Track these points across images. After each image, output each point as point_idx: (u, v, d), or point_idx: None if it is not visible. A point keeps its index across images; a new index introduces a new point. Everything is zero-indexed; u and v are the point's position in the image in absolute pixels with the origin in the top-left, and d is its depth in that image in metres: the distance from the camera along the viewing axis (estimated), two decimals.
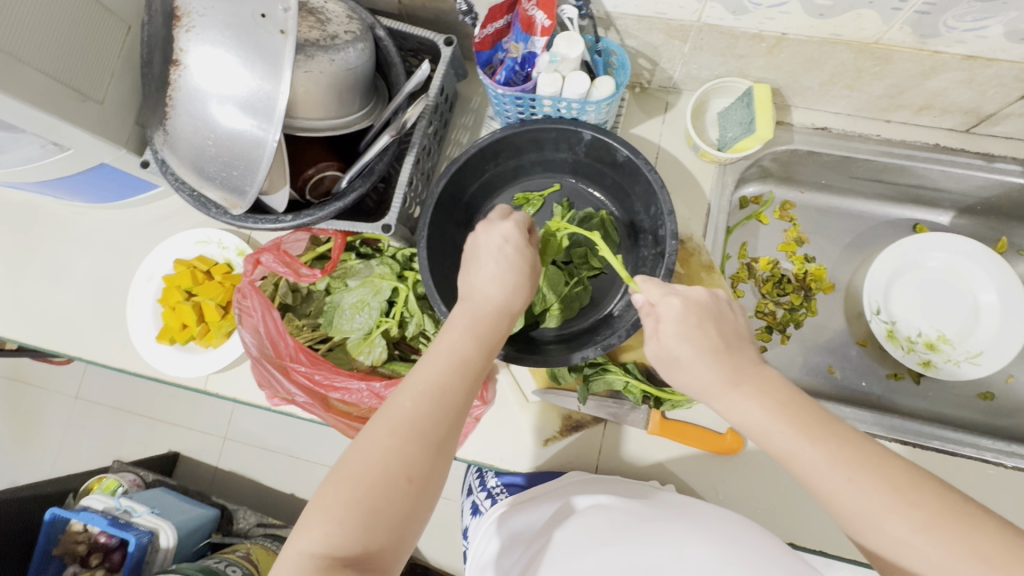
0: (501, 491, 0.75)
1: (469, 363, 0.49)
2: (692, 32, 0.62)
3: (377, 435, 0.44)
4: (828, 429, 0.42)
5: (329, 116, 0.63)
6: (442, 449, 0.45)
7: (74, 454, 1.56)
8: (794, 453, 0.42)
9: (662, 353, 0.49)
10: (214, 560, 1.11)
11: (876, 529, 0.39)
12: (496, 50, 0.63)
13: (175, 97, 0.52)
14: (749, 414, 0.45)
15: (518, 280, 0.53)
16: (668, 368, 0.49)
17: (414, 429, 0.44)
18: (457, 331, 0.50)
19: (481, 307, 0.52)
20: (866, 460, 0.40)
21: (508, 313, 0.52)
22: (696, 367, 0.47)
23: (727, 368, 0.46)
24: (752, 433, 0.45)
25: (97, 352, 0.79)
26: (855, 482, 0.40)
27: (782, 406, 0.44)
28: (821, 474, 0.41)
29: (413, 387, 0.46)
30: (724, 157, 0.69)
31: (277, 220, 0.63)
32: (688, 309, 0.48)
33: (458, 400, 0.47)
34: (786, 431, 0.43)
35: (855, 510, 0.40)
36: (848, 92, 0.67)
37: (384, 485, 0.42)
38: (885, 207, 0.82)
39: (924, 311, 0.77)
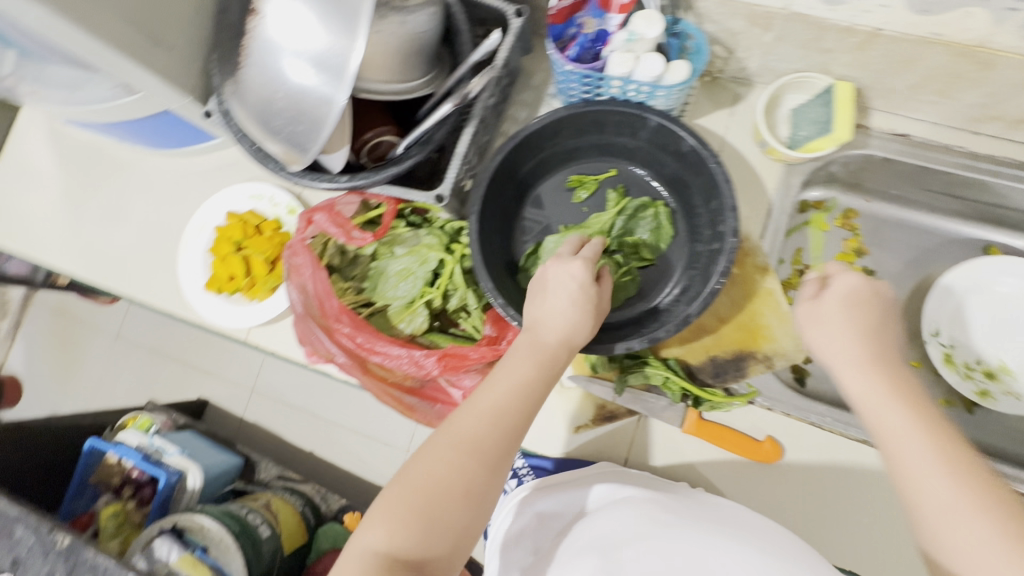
0: (527, 473, 0.69)
1: (530, 389, 0.50)
2: (778, 21, 0.59)
3: (438, 448, 0.46)
4: (947, 433, 0.45)
5: (393, 79, 0.62)
6: (497, 470, 0.46)
7: (111, 391, 1.63)
8: (895, 433, 0.46)
9: (809, 307, 0.57)
10: (238, 505, 1.15)
11: (955, 528, 0.41)
12: (569, 25, 0.61)
13: (252, 46, 0.52)
14: (869, 392, 0.49)
15: (578, 312, 0.54)
16: (812, 323, 0.56)
17: (477, 448, 0.46)
18: (519, 358, 0.51)
19: (543, 337, 0.53)
20: (972, 471, 0.43)
21: (570, 343, 0.53)
22: (834, 322, 0.54)
23: (854, 324, 0.54)
24: (861, 403, 0.49)
25: (148, 295, 0.81)
26: (952, 481, 0.42)
27: (911, 398, 0.48)
28: (918, 458, 0.44)
29: (474, 406, 0.48)
30: (793, 156, 0.66)
31: (333, 180, 0.63)
32: (863, 294, 0.55)
33: (518, 425, 0.48)
34: (905, 418, 0.46)
35: (931, 508, 0.42)
36: (937, 98, 0.63)
37: (444, 500, 0.44)
38: (956, 225, 0.77)
39: (987, 337, 0.73)
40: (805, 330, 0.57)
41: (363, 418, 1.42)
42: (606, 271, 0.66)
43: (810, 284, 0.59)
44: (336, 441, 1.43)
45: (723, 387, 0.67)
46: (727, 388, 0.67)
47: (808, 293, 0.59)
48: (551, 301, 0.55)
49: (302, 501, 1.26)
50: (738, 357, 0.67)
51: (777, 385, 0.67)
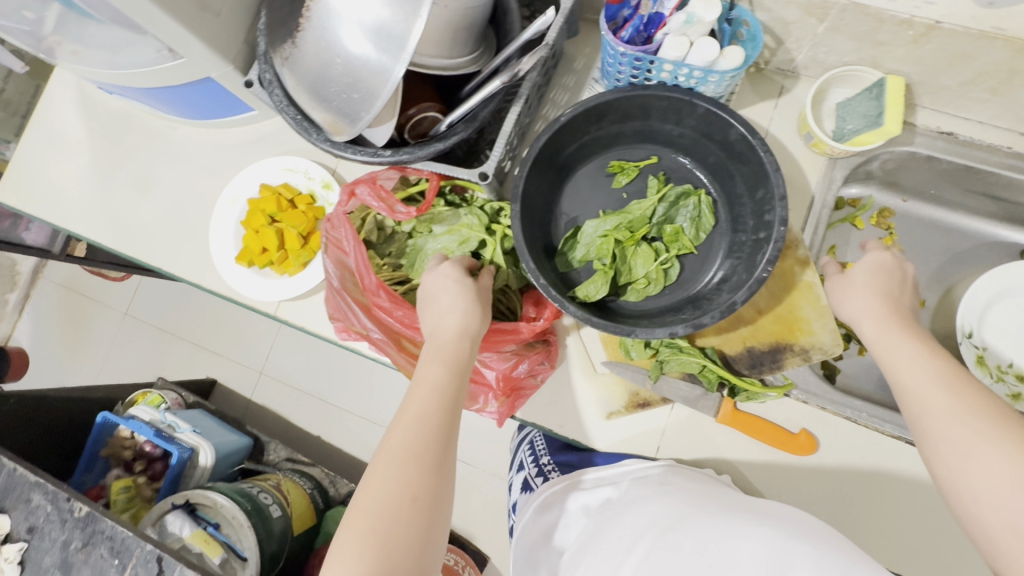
0: (553, 468, 0.79)
1: (446, 388, 0.54)
2: (834, 11, 0.59)
3: (380, 469, 0.49)
4: (964, 380, 0.50)
5: (442, 55, 0.62)
6: (439, 469, 0.49)
7: (119, 367, 1.62)
8: (908, 383, 0.52)
9: (835, 279, 0.64)
10: (249, 484, 1.15)
11: (965, 455, 0.45)
12: (623, 6, 0.61)
13: (311, 10, 0.52)
14: (885, 348, 0.55)
15: (469, 304, 0.59)
16: (838, 292, 0.62)
17: (409, 455, 0.49)
18: (431, 362, 0.55)
19: (439, 338, 0.57)
20: (988, 407, 0.47)
21: (472, 337, 0.58)
22: (854, 289, 0.61)
23: (868, 289, 0.60)
24: (881, 360, 0.55)
25: (176, 265, 0.81)
26: (964, 415, 0.47)
27: (928, 351, 0.53)
28: (930, 400, 0.49)
29: (403, 419, 0.52)
30: (839, 149, 0.65)
31: (375, 153, 0.62)
32: (884, 267, 0.61)
33: (444, 421, 0.52)
34: (920, 368, 0.51)
35: (946, 439, 0.47)
36: (987, 96, 0.63)
37: (390, 513, 0.46)
38: (992, 228, 0.77)
39: (1020, 341, 0.73)
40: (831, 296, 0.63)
41: (373, 404, 1.42)
42: (646, 259, 0.67)
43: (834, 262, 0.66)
44: (346, 426, 1.43)
45: (758, 379, 0.67)
46: (763, 379, 0.66)
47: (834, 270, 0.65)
48: (445, 305, 0.59)
49: (312, 484, 1.26)
50: (775, 349, 0.66)
51: (814, 379, 0.66)
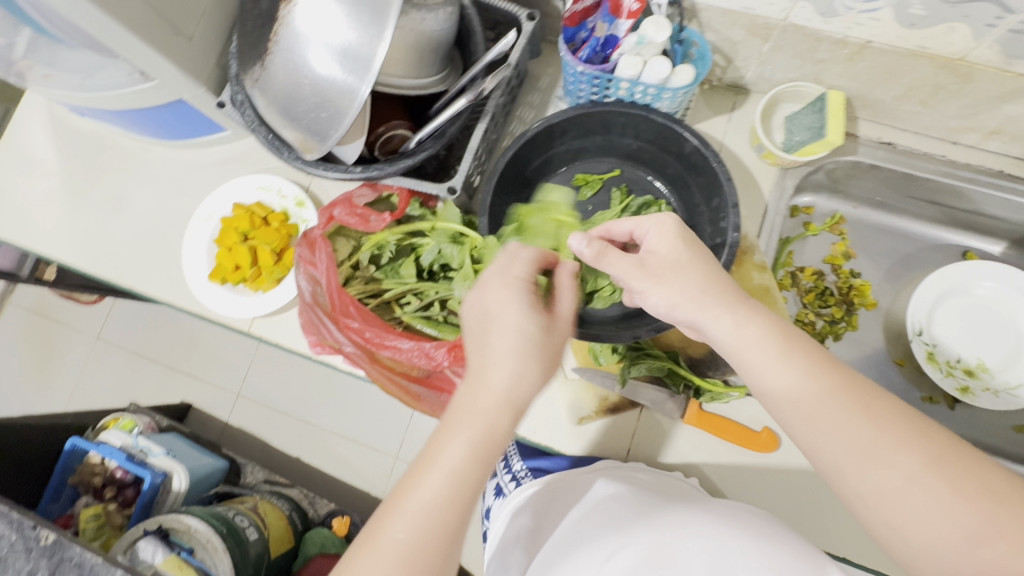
0: (525, 474, 0.77)
1: (467, 477, 0.43)
2: (776, 32, 0.63)
3: (365, 567, 0.40)
4: (851, 387, 0.41)
5: (410, 74, 0.65)
6: (444, 560, 0.42)
7: (91, 394, 1.58)
8: (817, 417, 0.41)
9: (640, 278, 0.50)
10: (223, 507, 1.12)
11: (896, 506, 0.37)
12: (580, 28, 0.64)
13: (279, 34, 0.54)
14: (760, 363, 0.44)
15: (544, 368, 0.48)
16: (657, 286, 0.49)
17: (413, 550, 0.41)
18: (456, 436, 0.44)
19: (477, 405, 0.45)
20: (898, 421, 0.39)
21: (516, 410, 0.46)
22: (674, 282, 0.49)
23: (691, 287, 0.48)
24: (747, 371, 0.45)
25: (148, 285, 0.81)
26: (889, 452, 0.38)
27: (804, 361, 0.43)
28: (842, 439, 0.40)
29: (401, 507, 0.42)
30: (789, 159, 0.69)
31: (347, 170, 0.64)
32: (675, 239, 0.51)
33: (458, 504, 0.43)
34: (815, 394, 0.42)
35: (871, 488, 0.38)
36: (920, 108, 0.68)
37: None
38: (937, 231, 0.82)
39: (966, 338, 0.77)
40: (657, 294, 0.49)
41: (353, 423, 1.41)
42: None
43: (618, 252, 0.51)
44: (325, 445, 1.42)
45: (722, 380, 0.69)
46: (727, 380, 0.69)
47: (629, 267, 0.51)
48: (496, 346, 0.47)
49: (290, 505, 1.24)
50: None
51: None
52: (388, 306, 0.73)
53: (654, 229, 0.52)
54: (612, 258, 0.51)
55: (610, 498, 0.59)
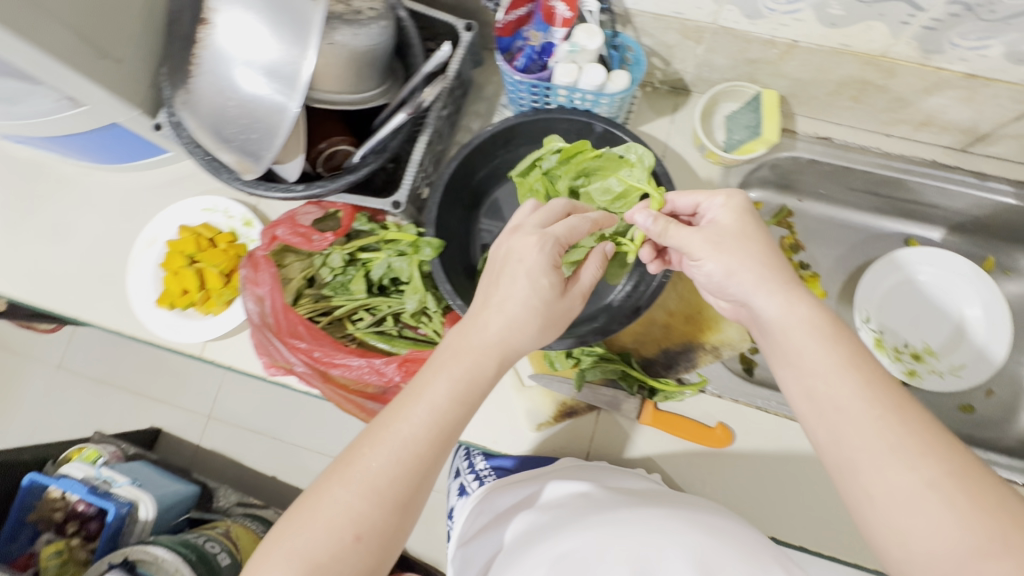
0: (489, 474, 0.71)
1: (446, 416, 0.46)
2: (707, 34, 0.64)
3: (334, 485, 0.43)
4: (881, 390, 0.41)
5: (346, 90, 0.63)
6: (403, 508, 0.44)
7: (55, 426, 1.52)
8: (844, 407, 0.41)
9: (701, 244, 0.51)
10: (195, 535, 1.10)
11: (907, 509, 0.37)
12: (517, 37, 0.65)
13: (200, 56, 0.53)
14: (805, 344, 0.44)
15: (542, 325, 0.50)
16: (716, 251, 0.50)
17: (373, 487, 0.43)
18: (442, 375, 0.47)
19: (465, 348, 0.48)
20: (925, 430, 0.39)
21: (504, 355, 0.49)
22: (735, 251, 0.49)
23: (741, 256, 0.49)
24: (789, 355, 0.45)
25: (93, 313, 0.79)
26: (913, 455, 0.38)
27: (845, 353, 0.43)
28: (867, 435, 0.40)
29: (379, 437, 0.45)
30: (730, 158, 0.71)
31: (288, 189, 0.63)
32: (741, 213, 0.52)
33: (426, 457, 0.45)
34: (847, 389, 0.41)
35: (884, 488, 0.38)
36: (852, 103, 0.70)
37: (329, 540, 0.41)
38: (880, 221, 0.84)
39: (912, 323, 0.79)
40: (715, 263, 0.50)
41: (327, 438, 1.37)
42: None
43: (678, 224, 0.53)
44: (299, 463, 1.39)
45: (675, 378, 0.71)
46: (680, 378, 0.71)
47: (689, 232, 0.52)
48: (502, 296, 0.49)
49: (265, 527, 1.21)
50: (688, 348, 0.72)
51: (727, 374, 0.71)
52: (341, 322, 0.73)
53: (721, 204, 0.53)
54: (674, 232, 0.53)
55: (576, 498, 0.56)
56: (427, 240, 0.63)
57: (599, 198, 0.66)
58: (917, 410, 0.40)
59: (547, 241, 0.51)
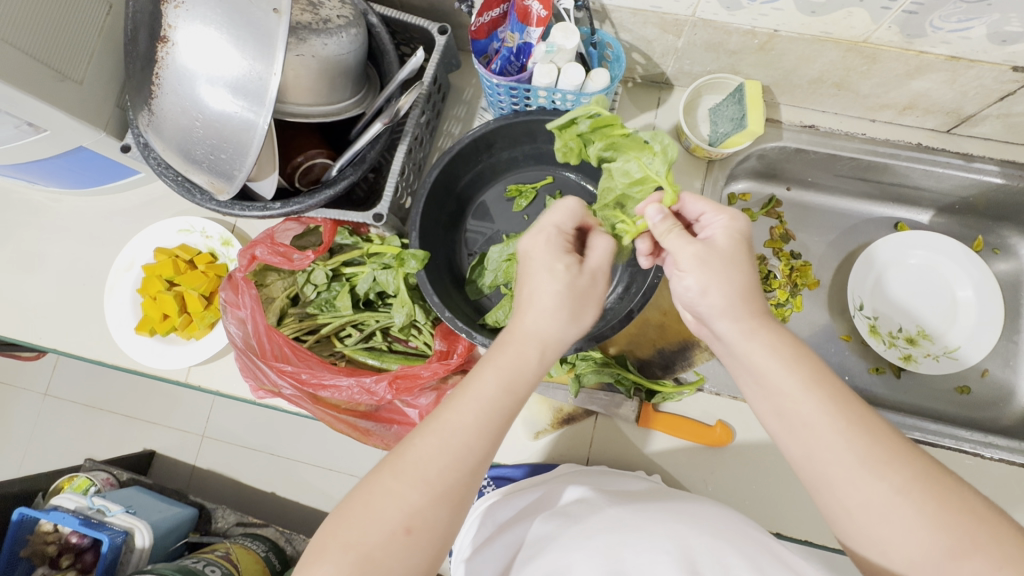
0: (489, 484, 0.69)
1: (496, 409, 0.44)
2: (687, 27, 0.63)
3: (385, 476, 0.41)
4: (846, 402, 0.41)
5: (320, 102, 0.59)
6: (456, 504, 0.42)
7: (37, 457, 1.45)
8: (812, 424, 0.40)
9: (689, 255, 0.47)
10: (192, 559, 0.98)
11: (884, 518, 0.37)
12: (491, 40, 0.63)
13: (162, 76, 0.50)
14: (768, 366, 0.43)
15: (572, 310, 0.49)
16: (703, 266, 0.46)
17: (428, 482, 0.41)
18: (490, 370, 0.45)
19: (510, 342, 0.47)
20: (886, 437, 0.39)
21: (546, 346, 0.48)
22: (718, 272, 0.46)
23: (722, 278, 0.46)
24: (755, 374, 0.44)
25: (72, 343, 0.76)
26: (879, 466, 0.38)
27: (807, 371, 0.42)
28: (837, 449, 0.39)
29: (429, 430, 0.43)
30: (715, 152, 0.69)
31: (265, 208, 0.60)
32: (739, 239, 0.48)
33: (479, 452, 0.43)
34: (813, 406, 0.41)
35: (859, 498, 0.38)
36: (835, 90, 0.69)
37: (383, 536, 0.39)
38: (868, 206, 0.83)
39: (905, 307, 0.79)
40: (695, 279, 0.46)
41: (323, 449, 1.29)
42: None
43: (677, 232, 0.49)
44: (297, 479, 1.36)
45: (672, 378, 0.70)
46: (677, 378, 0.70)
47: (682, 242, 0.48)
48: (533, 294, 0.49)
49: (266, 546, 1.10)
50: (683, 347, 0.71)
51: (725, 371, 0.70)
52: (329, 340, 0.71)
53: (723, 224, 0.49)
54: (672, 237, 0.49)
55: (578, 503, 0.55)
56: (411, 252, 0.61)
57: (618, 180, 0.59)
58: (876, 418, 0.40)
59: (549, 232, 0.51)
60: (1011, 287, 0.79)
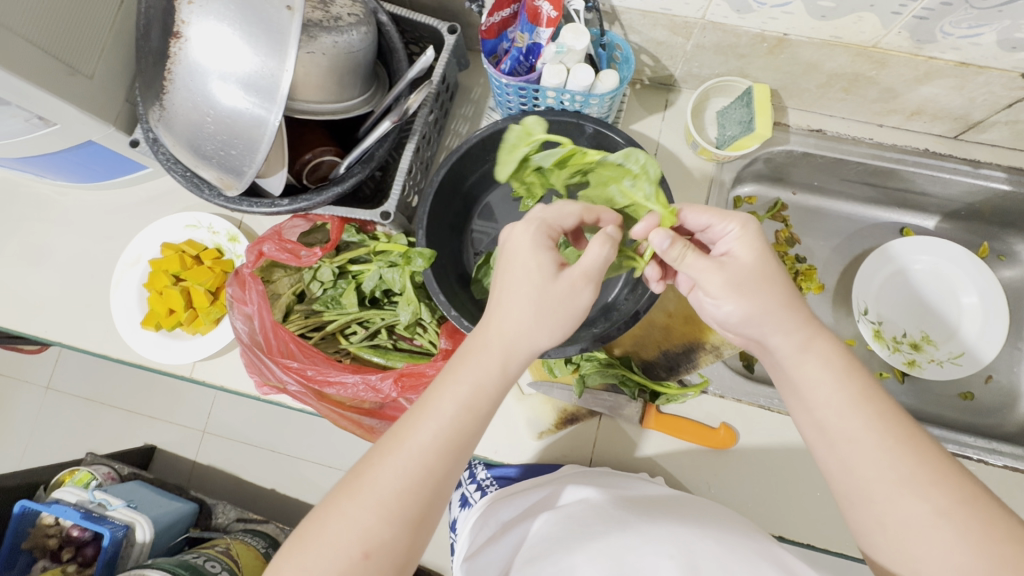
0: (491, 483, 0.70)
1: (456, 431, 0.43)
2: (696, 30, 0.63)
3: (344, 499, 0.42)
4: (894, 418, 0.42)
5: (330, 99, 0.59)
6: (414, 525, 0.41)
7: (38, 450, 1.45)
8: (855, 439, 0.42)
9: (718, 284, 0.47)
10: (193, 554, 0.98)
11: (919, 536, 0.38)
12: (501, 40, 0.63)
13: (174, 71, 0.51)
14: (815, 380, 0.44)
15: (540, 314, 0.46)
16: (737, 292, 0.46)
17: (385, 506, 0.41)
18: (450, 392, 0.44)
19: (469, 358, 0.46)
20: (934, 460, 0.40)
21: (508, 370, 0.46)
22: (756, 296, 0.46)
23: (763, 302, 0.46)
24: (799, 388, 0.46)
25: (77, 337, 0.76)
26: (923, 486, 0.39)
27: (856, 388, 0.43)
28: (880, 465, 0.40)
29: (390, 453, 0.43)
30: (722, 155, 0.70)
31: (273, 204, 0.60)
32: (760, 248, 0.48)
33: (437, 475, 0.42)
34: (859, 422, 0.42)
35: (896, 516, 0.39)
36: (844, 95, 0.69)
37: (338, 560, 0.39)
38: (874, 211, 0.83)
39: (910, 312, 0.79)
40: (734, 306, 0.46)
41: (325, 446, 1.29)
42: None
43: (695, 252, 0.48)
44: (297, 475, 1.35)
45: (676, 380, 0.70)
46: (682, 380, 0.70)
47: (705, 269, 0.47)
48: (500, 301, 0.48)
49: (266, 543, 1.10)
50: (688, 349, 0.71)
51: (729, 373, 0.70)
52: (334, 338, 0.72)
53: (737, 235, 0.49)
54: (690, 262, 0.48)
55: (583, 504, 0.55)
56: (417, 251, 0.61)
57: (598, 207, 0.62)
58: (926, 442, 0.42)
59: (536, 224, 0.50)
60: (1016, 294, 0.79)
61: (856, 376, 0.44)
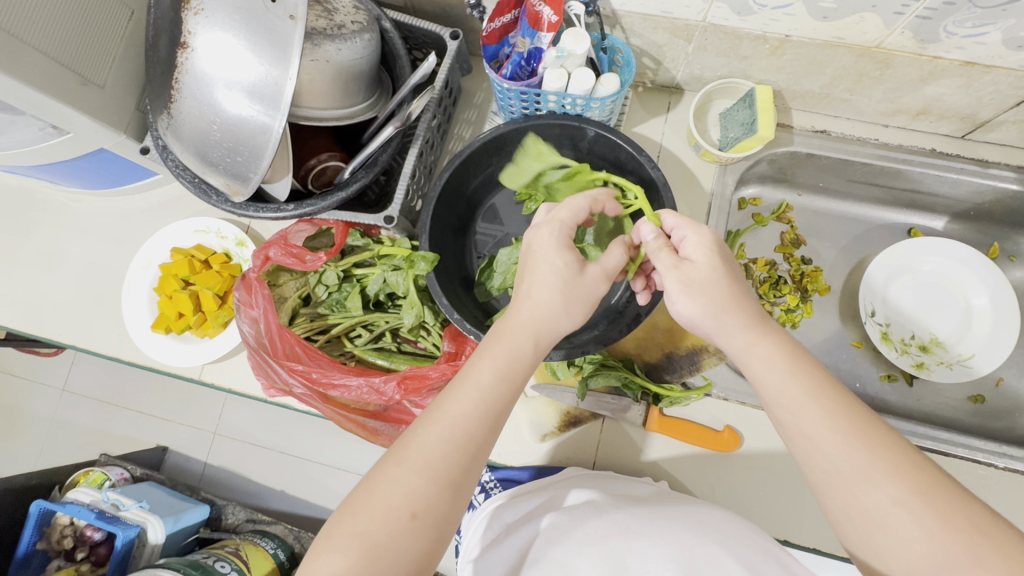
0: (495, 486, 0.70)
1: (492, 396, 0.45)
2: (697, 32, 0.63)
3: (390, 466, 0.42)
4: (856, 411, 0.42)
5: (334, 105, 0.60)
6: (454, 485, 0.42)
7: (57, 451, 1.47)
8: (811, 434, 0.41)
9: (673, 282, 0.48)
10: (203, 554, 0.99)
11: (882, 527, 0.38)
12: (503, 45, 0.63)
13: (181, 80, 0.52)
14: (766, 379, 0.44)
15: (566, 303, 0.49)
16: (687, 293, 0.48)
17: (427, 466, 0.41)
18: (487, 359, 0.46)
19: (508, 331, 0.48)
20: (888, 450, 0.40)
21: (539, 338, 0.48)
22: (703, 298, 0.47)
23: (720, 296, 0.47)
24: (757, 384, 0.45)
25: (90, 340, 0.78)
26: (878, 476, 0.39)
27: (806, 384, 0.43)
28: (836, 460, 0.40)
29: (430, 419, 0.44)
30: (725, 156, 0.70)
31: (279, 209, 0.60)
32: (713, 252, 0.49)
33: (474, 434, 0.43)
34: (816, 414, 0.41)
35: (859, 508, 0.39)
36: (848, 95, 0.69)
37: (386, 519, 0.39)
38: (882, 212, 0.82)
39: (917, 314, 0.78)
40: (688, 304, 0.48)
41: (332, 448, 1.30)
42: None
43: (664, 251, 0.50)
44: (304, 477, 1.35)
45: (680, 383, 0.70)
46: (684, 383, 0.70)
47: (664, 266, 0.49)
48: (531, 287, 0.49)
49: (275, 543, 1.08)
50: (691, 351, 0.71)
51: (732, 375, 0.69)
52: (339, 340, 0.72)
53: (699, 240, 0.50)
54: (663, 255, 0.50)
55: (583, 505, 0.55)
56: (421, 254, 0.61)
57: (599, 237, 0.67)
58: (882, 432, 0.41)
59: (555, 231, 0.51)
60: None
61: (805, 372, 0.44)
